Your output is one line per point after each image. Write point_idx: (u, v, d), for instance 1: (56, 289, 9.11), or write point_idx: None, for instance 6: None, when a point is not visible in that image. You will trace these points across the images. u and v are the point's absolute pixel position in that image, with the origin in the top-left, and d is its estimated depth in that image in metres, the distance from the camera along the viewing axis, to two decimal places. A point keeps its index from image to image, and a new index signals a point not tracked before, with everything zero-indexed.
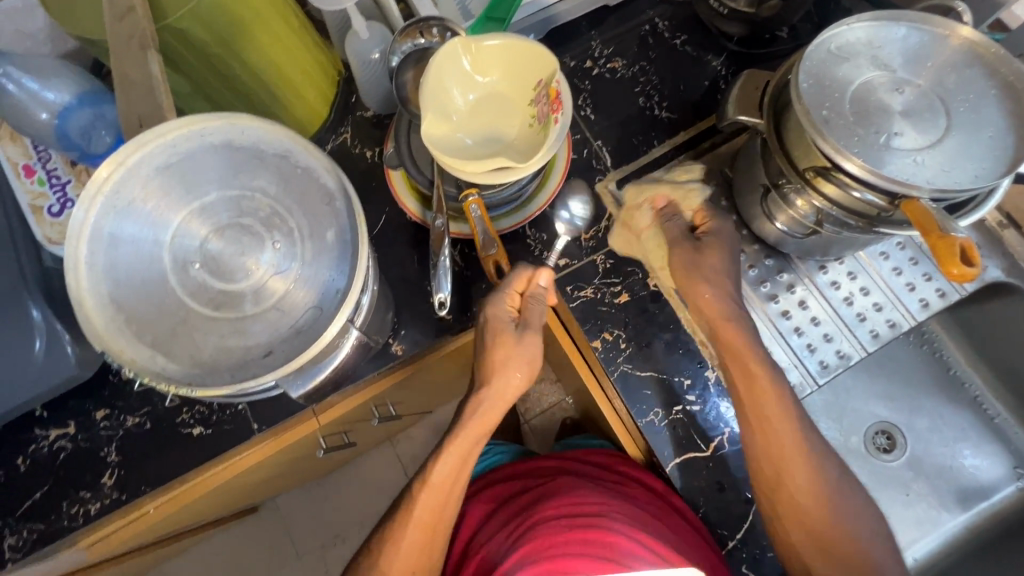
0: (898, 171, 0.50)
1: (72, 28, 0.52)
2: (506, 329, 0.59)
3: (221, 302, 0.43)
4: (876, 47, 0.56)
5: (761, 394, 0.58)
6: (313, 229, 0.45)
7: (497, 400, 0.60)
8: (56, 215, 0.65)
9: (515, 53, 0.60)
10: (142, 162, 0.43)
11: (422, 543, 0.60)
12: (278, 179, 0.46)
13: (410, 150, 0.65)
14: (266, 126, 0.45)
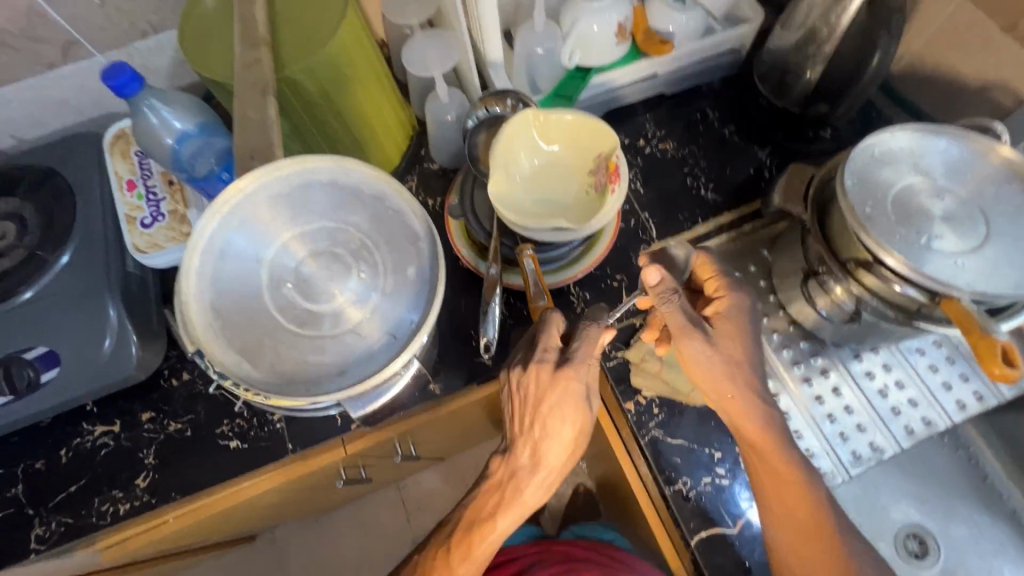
0: (937, 271, 0.53)
1: (203, 71, 0.60)
2: (579, 407, 0.56)
3: (305, 320, 0.48)
4: (917, 156, 0.60)
5: (788, 499, 0.56)
6: (395, 264, 0.50)
7: (546, 485, 0.57)
8: (147, 226, 0.72)
9: (579, 127, 0.66)
10: (258, 189, 0.48)
11: None
12: (371, 217, 0.51)
13: (472, 204, 0.70)
14: (369, 170, 0.51)
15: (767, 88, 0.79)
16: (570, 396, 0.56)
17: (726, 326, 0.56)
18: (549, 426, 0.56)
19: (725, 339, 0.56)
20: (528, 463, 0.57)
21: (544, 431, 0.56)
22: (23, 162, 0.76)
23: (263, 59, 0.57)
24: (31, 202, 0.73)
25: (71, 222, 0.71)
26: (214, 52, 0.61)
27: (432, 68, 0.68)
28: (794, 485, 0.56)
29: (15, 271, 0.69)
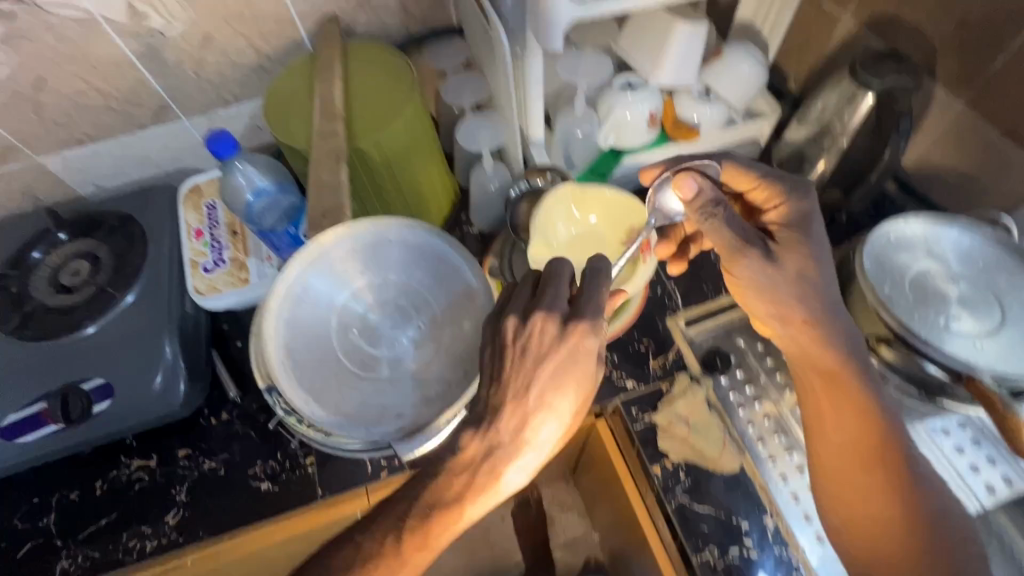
0: (958, 351, 0.57)
1: (287, 139, 0.69)
2: (581, 372, 0.50)
3: (369, 364, 0.54)
4: (931, 242, 0.64)
5: (829, 433, 0.60)
6: (452, 318, 0.55)
7: (526, 470, 0.51)
8: (208, 272, 0.78)
9: (614, 204, 0.72)
10: (335, 244, 0.54)
11: None
12: (432, 273, 0.57)
13: (510, 266, 0.76)
14: (435, 231, 0.56)
15: (790, 169, 0.82)
16: (577, 363, 0.50)
17: (789, 240, 0.60)
18: (545, 395, 0.49)
19: (783, 251, 0.59)
20: (509, 441, 0.49)
21: (534, 401, 0.49)
22: (105, 208, 0.84)
23: (341, 132, 0.66)
24: (107, 245, 0.79)
25: (141, 264, 0.77)
26: (294, 124, 0.71)
27: (482, 144, 0.77)
28: (835, 415, 0.60)
29: (84, 306, 0.74)
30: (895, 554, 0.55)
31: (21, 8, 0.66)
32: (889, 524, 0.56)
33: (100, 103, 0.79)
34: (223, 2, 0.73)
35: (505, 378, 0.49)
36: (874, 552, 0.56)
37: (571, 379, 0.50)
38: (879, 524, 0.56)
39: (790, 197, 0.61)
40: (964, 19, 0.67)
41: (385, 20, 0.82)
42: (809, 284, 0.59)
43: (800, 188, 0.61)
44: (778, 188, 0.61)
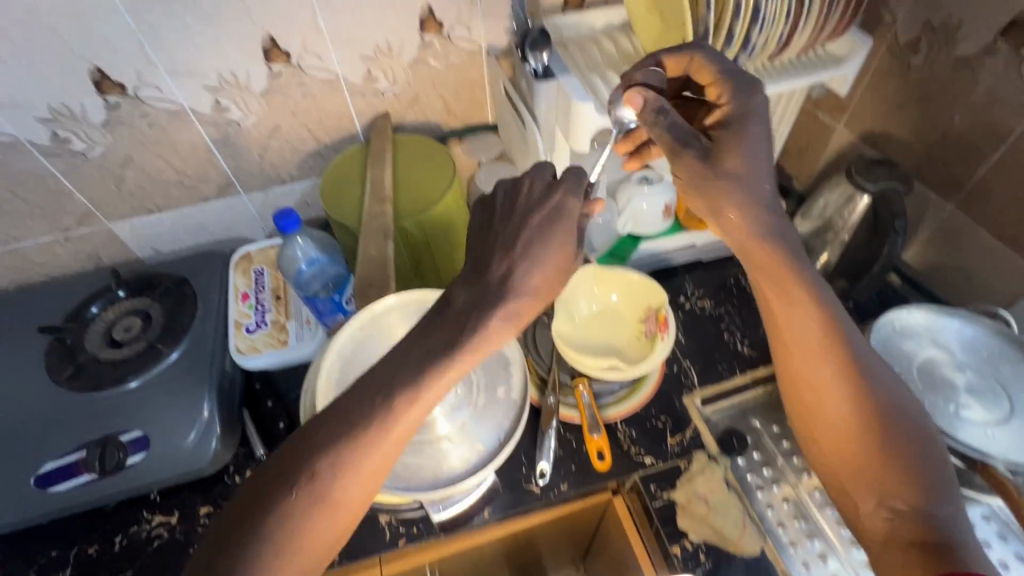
0: (971, 439, 0.59)
1: (338, 216, 0.78)
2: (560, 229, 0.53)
3: None
4: (935, 331, 0.68)
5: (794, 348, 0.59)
6: (487, 384, 0.66)
7: (514, 319, 0.50)
8: (251, 332, 0.84)
9: (635, 284, 0.77)
10: (388, 314, 0.66)
11: (371, 480, 0.48)
12: None
13: (534, 339, 0.81)
14: None
15: None
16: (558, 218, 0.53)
17: (727, 140, 0.57)
18: (530, 244, 0.52)
19: (727, 152, 0.57)
20: (491, 294, 0.50)
21: (525, 244, 0.52)
22: (161, 270, 0.91)
23: (388, 213, 0.74)
24: (159, 303, 0.85)
25: (189, 323, 0.83)
26: (345, 203, 0.79)
27: None
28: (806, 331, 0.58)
29: (131, 360, 0.79)
30: (869, 465, 0.54)
31: (124, 101, 0.77)
32: (863, 438, 0.55)
33: (173, 179, 0.88)
34: (293, 101, 0.84)
35: (491, 244, 0.53)
36: (846, 465, 0.56)
37: (554, 237, 0.53)
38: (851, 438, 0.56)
39: (735, 91, 0.59)
40: (947, 133, 0.75)
41: (430, 117, 0.92)
42: (759, 182, 0.57)
43: (742, 83, 0.59)
44: (724, 84, 0.59)
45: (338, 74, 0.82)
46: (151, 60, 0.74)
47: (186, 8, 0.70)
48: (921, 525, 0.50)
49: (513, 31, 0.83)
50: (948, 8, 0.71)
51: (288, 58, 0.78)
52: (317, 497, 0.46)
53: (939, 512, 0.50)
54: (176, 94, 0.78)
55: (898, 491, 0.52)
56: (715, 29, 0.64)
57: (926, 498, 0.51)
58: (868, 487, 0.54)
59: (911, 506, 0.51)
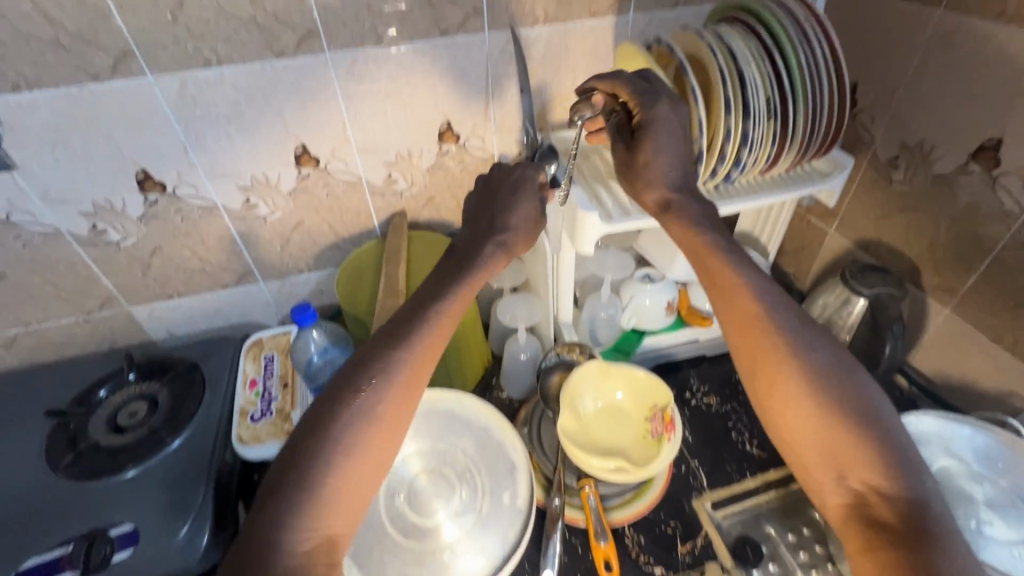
0: (997, 561, 0.57)
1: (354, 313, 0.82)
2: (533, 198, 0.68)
3: (411, 530, 0.63)
4: (947, 439, 0.67)
5: (744, 326, 0.59)
6: (492, 488, 0.65)
7: (504, 248, 0.65)
8: (255, 420, 0.84)
9: (640, 381, 0.78)
10: None
11: (405, 392, 0.54)
12: (475, 445, 0.70)
13: (539, 435, 0.81)
14: (479, 407, 0.72)
15: None
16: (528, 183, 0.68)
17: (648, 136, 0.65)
18: (504, 203, 0.67)
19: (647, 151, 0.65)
20: (481, 236, 0.66)
21: (503, 201, 0.68)
22: (174, 353, 0.93)
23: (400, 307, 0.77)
24: (167, 388, 0.86)
25: (195, 409, 0.83)
26: (359, 296, 0.87)
27: (519, 321, 0.85)
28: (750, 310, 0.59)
29: (132, 447, 0.78)
30: (830, 443, 0.52)
31: (163, 197, 0.83)
32: (822, 418, 0.53)
33: (196, 266, 0.93)
34: (318, 199, 0.90)
35: (480, 211, 0.69)
36: (808, 445, 0.54)
37: (523, 199, 0.67)
38: (811, 418, 0.53)
39: (643, 103, 0.64)
40: (935, 241, 0.79)
41: (444, 214, 0.98)
42: (670, 171, 0.66)
43: (656, 93, 0.65)
44: (638, 97, 0.65)
45: (362, 176, 0.89)
46: (192, 163, 0.81)
47: (230, 121, 0.78)
48: (885, 500, 0.48)
49: (524, 142, 0.90)
50: (922, 132, 0.77)
51: (317, 162, 0.85)
52: (367, 409, 0.51)
53: (905, 491, 0.48)
54: (211, 192, 0.84)
55: (862, 469, 0.50)
56: (708, 150, 0.69)
57: (892, 474, 0.49)
58: (830, 465, 0.52)
59: (873, 488, 0.49)
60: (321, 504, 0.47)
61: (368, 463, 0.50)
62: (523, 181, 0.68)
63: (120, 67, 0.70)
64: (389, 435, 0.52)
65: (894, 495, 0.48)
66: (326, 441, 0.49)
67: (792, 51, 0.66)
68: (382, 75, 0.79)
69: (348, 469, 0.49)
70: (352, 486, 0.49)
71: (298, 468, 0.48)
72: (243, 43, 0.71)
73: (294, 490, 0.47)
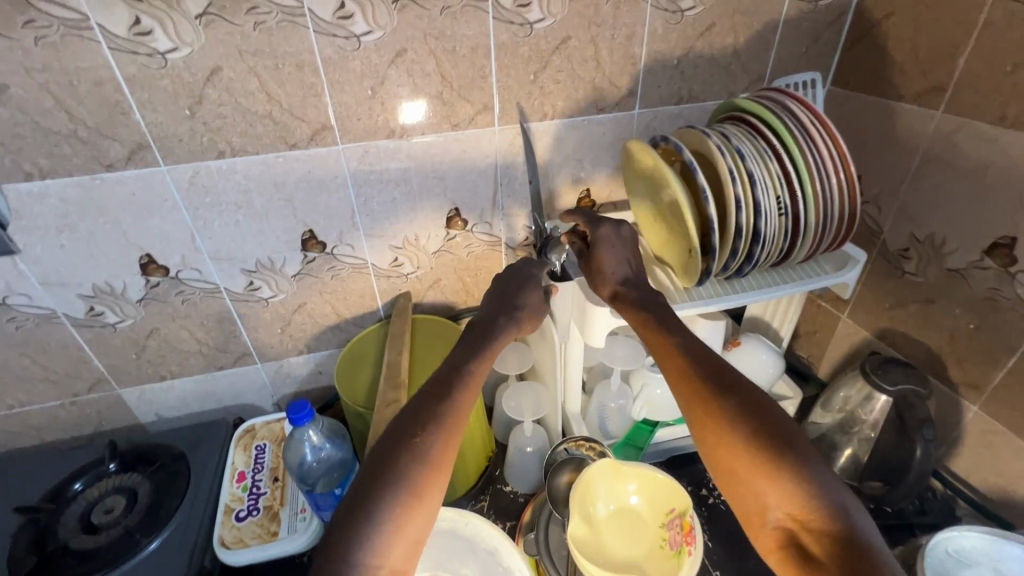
0: None
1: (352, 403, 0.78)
2: (539, 286, 0.69)
3: None
4: (996, 559, 0.61)
5: (668, 364, 0.57)
6: None
7: (517, 322, 0.64)
8: (240, 519, 0.78)
9: (656, 483, 0.72)
10: None
11: (451, 428, 0.51)
12: (480, 570, 0.65)
13: (548, 543, 0.74)
14: (485, 526, 0.66)
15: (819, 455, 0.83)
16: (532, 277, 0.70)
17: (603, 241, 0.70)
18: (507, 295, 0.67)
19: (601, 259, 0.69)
20: (493, 306, 0.65)
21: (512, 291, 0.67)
22: (161, 440, 0.88)
23: (400, 398, 0.74)
24: (149, 481, 0.80)
25: (176, 506, 0.77)
26: (358, 385, 0.82)
27: (525, 413, 0.81)
28: (670, 347, 0.58)
29: (103, 551, 0.72)
30: (752, 477, 0.48)
31: (165, 280, 0.82)
32: (744, 451, 0.49)
33: (193, 348, 0.90)
34: (322, 281, 0.89)
35: (487, 292, 0.68)
36: (734, 481, 0.50)
37: (529, 289, 0.67)
38: (734, 452, 0.50)
39: (591, 224, 0.72)
40: (953, 334, 0.77)
41: (449, 296, 0.97)
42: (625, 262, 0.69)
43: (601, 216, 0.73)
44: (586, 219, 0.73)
45: (368, 260, 0.88)
46: (198, 247, 0.80)
47: (239, 208, 0.78)
48: (816, 535, 0.45)
49: (531, 228, 0.91)
50: (931, 226, 0.77)
51: (324, 247, 0.85)
52: (420, 451, 0.48)
53: (834, 524, 0.44)
54: (214, 275, 0.83)
55: (786, 502, 0.46)
56: (720, 244, 0.69)
57: (816, 507, 0.45)
58: (756, 502, 0.48)
59: (805, 522, 0.46)
60: (381, 543, 0.44)
61: (427, 502, 0.47)
62: (529, 277, 0.70)
63: (134, 158, 0.71)
64: (442, 473, 0.49)
65: (822, 528, 0.45)
66: (384, 482, 0.46)
67: (800, 154, 0.67)
68: (392, 165, 0.80)
69: (403, 510, 0.45)
70: (409, 527, 0.45)
71: (358, 512, 0.44)
72: (257, 135, 0.73)
73: (355, 533, 0.44)
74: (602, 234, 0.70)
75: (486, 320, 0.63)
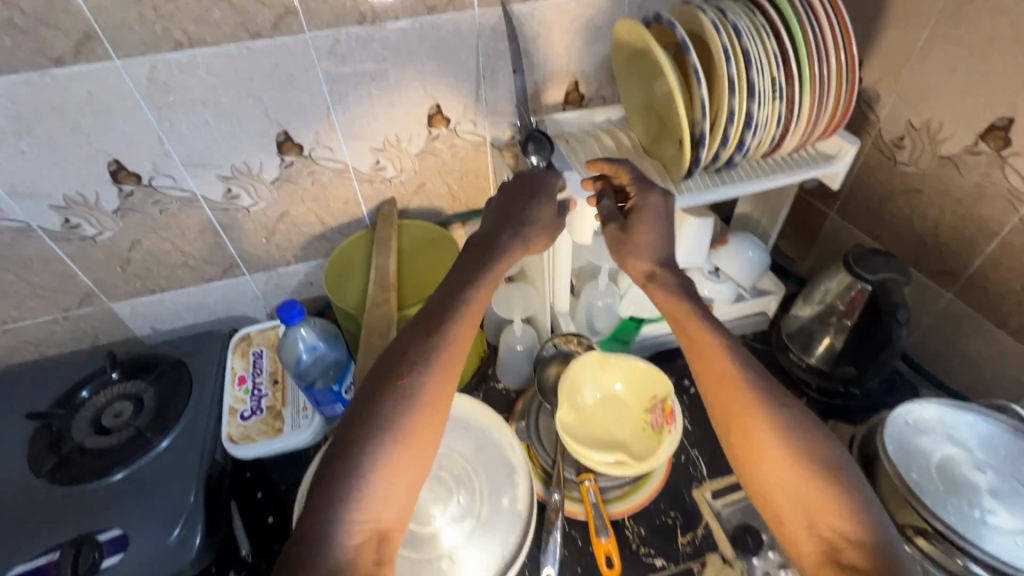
0: (1001, 550, 0.55)
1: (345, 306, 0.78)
2: (553, 199, 0.67)
3: (408, 541, 0.61)
4: (950, 427, 0.66)
5: (710, 371, 0.57)
6: (491, 492, 0.64)
7: (523, 234, 0.64)
8: (245, 419, 0.82)
9: (641, 373, 0.76)
10: None
11: (440, 382, 0.52)
12: (472, 446, 0.69)
13: (538, 430, 0.79)
14: (477, 407, 0.71)
15: (796, 345, 0.87)
16: (544, 187, 0.68)
17: (643, 215, 0.66)
18: (510, 209, 0.66)
19: (640, 225, 0.66)
20: (495, 223, 0.65)
21: (520, 207, 0.65)
22: (159, 351, 0.90)
23: (389, 297, 0.75)
24: (153, 387, 0.83)
25: (183, 409, 0.80)
26: (348, 291, 0.82)
27: (514, 311, 0.85)
28: (713, 354, 0.58)
29: (117, 450, 0.75)
30: (796, 490, 0.50)
31: (138, 189, 0.79)
32: (787, 464, 0.51)
33: (178, 260, 0.89)
34: (303, 187, 0.86)
35: (498, 199, 0.68)
36: (773, 492, 0.51)
37: (542, 204, 0.66)
38: (777, 463, 0.51)
39: (639, 188, 0.66)
40: (938, 224, 0.77)
41: (435, 202, 0.95)
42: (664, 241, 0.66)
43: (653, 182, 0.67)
44: (634, 178, 0.67)
45: (348, 163, 0.85)
46: (167, 152, 0.77)
47: (206, 107, 0.74)
48: (855, 546, 0.47)
49: (517, 126, 0.87)
50: (929, 112, 0.75)
51: (301, 149, 0.82)
52: (407, 400, 0.50)
53: (873, 537, 0.47)
54: (188, 182, 0.81)
55: (830, 516, 0.48)
56: (711, 131, 0.66)
57: (859, 521, 0.47)
58: (796, 514, 0.50)
59: (843, 533, 0.48)
60: (366, 499, 0.46)
61: (414, 457, 0.49)
62: (542, 186, 0.68)
63: (83, 51, 0.65)
64: (433, 432, 0.51)
65: (860, 541, 0.47)
66: (372, 434, 0.48)
67: (798, 28, 0.63)
68: (366, 55, 0.74)
69: (392, 467, 0.47)
70: (395, 481, 0.47)
71: (343, 468, 0.46)
72: (215, 23, 0.67)
73: (340, 485, 0.46)
74: (648, 207, 0.66)
75: (485, 237, 0.64)
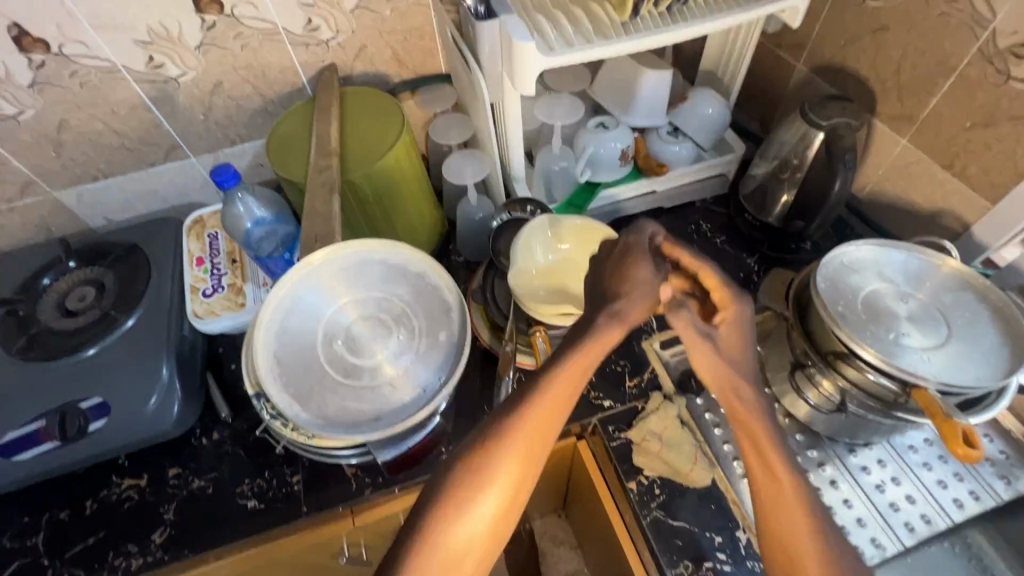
0: (910, 364, 0.60)
1: (288, 174, 0.76)
2: (648, 261, 0.59)
3: (349, 371, 0.66)
4: (881, 265, 0.69)
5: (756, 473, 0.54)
6: (430, 329, 0.68)
7: (620, 312, 0.56)
8: (208, 296, 0.84)
9: (590, 231, 0.79)
10: (328, 260, 0.68)
11: (529, 451, 0.50)
12: (411, 290, 0.70)
13: (493, 291, 0.81)
14: (412, 253, 0.71)
15: (751, 206, 0.87)
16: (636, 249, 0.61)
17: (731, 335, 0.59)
18: (614, 272, 0.59)
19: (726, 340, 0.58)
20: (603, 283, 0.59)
21: (618, 274, 0.58)
22: (113, 238, 0.89)
23: (332, 163, 0.74)
24: (112, 271, 0.84)
25: (144, 289, 0.81)
26: (293, 159, 0.78)
27: (466, 176, 0.81)
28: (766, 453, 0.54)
29: (86, 329, 0.77)
30: None
31: (51, 59, 0.73)
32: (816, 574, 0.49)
33: (114, 141, 0.85)
34: (233, 53, 0.80)
35: (596, 264, 0.62)
36: None
37: (632, 268, 0.58)
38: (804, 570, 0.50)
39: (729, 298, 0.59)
40: (900, 65, 0.74)
41: (380, 68, 0.89)
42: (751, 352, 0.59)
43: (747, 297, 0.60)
44: (730, 288, 0.60)
45: (278, 23, 0.78)
46: (72, 12, 0.70)
47: None
48: None
49: None
50: None
51: (221, 7, 0.75)
52: (490, 468, 0.49)
53: None
54: (104, 49, 0.74)
55: None
56: None
57: None
58: None
59: None
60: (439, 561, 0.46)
61: (490, 528, 0.48)
62: (632, 249, 0.60)
63: None
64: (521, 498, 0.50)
65: None
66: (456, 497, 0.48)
67: None
68: None
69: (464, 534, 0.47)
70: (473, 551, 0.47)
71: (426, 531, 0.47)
72: None
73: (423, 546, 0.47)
74: (742, 323, 0.59)
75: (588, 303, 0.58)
